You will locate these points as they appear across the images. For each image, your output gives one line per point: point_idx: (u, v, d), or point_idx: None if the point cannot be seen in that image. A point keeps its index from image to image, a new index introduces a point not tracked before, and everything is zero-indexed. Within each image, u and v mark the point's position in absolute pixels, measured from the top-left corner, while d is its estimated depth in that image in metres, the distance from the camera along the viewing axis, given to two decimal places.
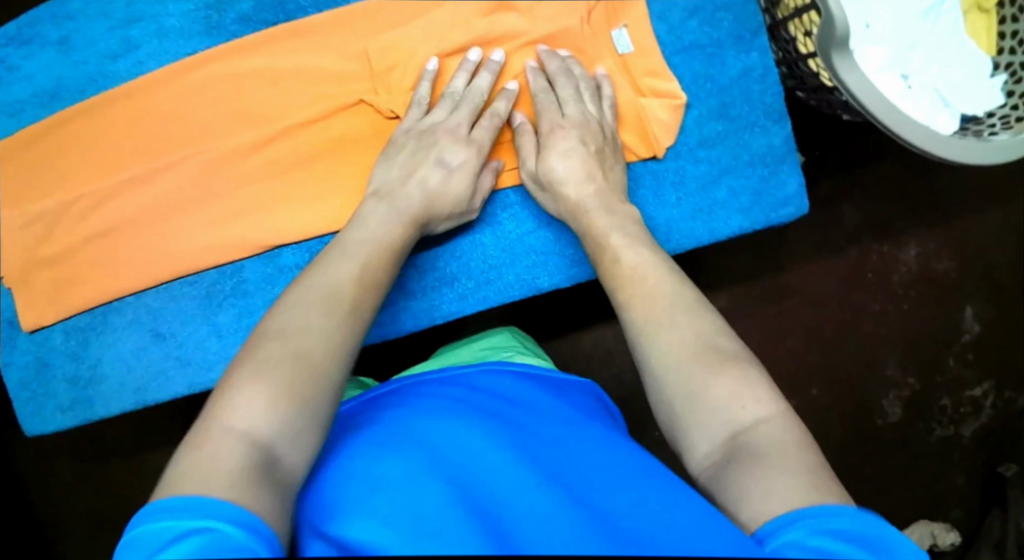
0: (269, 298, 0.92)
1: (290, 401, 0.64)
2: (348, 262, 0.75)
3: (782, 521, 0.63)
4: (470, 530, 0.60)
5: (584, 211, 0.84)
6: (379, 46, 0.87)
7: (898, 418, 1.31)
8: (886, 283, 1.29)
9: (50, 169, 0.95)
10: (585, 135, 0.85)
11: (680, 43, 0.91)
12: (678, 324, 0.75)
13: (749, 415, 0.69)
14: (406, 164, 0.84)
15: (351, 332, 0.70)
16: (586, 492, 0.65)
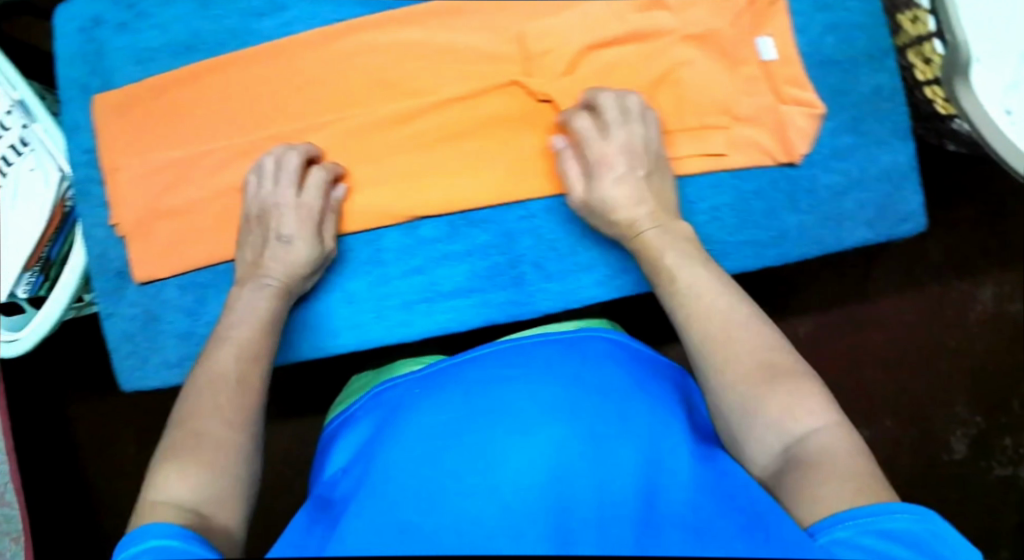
0: (405, 268, 0.91)
1: (196, 467, 0.71)
2: (224, 346, 0.81)
3: (829, 522, 0.65)
4: (517, 528, 0.64)
5: (639, 232, 0.85)
6: (536, 30, 0.89)
7: (964, 455, 1.32)
8: (962, 321, 1.32)
9: (182, 121, 0.96)
10: (634, 161, 0.86)
11: (818, 57, 0.93)
12: (736, 339, 0.76)
13: (803, 426, 0.71)
14: (257, 247, 0.88)
15: (239, 401, 0.77)
16: (646, 487, 0.68)
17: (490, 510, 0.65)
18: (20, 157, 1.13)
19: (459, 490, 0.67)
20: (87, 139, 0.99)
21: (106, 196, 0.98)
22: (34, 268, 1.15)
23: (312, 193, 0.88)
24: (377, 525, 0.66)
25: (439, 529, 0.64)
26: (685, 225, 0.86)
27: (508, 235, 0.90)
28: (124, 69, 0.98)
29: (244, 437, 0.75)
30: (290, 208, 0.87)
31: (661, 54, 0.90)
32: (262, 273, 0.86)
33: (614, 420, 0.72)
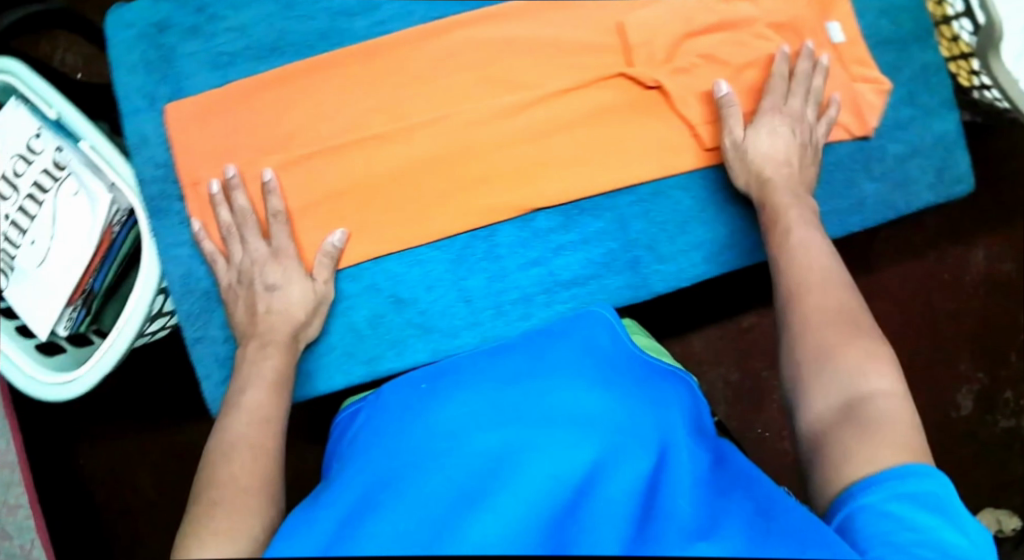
0: (523, 261, 0.92)
1: (218, 533, 0.68)
2: (244, 413, 0.79)
3: (864, 485, 0.66)
4: (520, 534, 0.64)
5: (770, 185, 0.88)
6: (637, 21, 0.92)
7: (970, 410, 1.35)
8: (959, 283, 1.36)
9: (273, 126, 0.93)
10: (798, 128, 0.90)
11: (876, 39, 1.02)
12: (817, 298, 0.78)
13: (871, 385, 0.71)
14: (248, 303, 0.89)
15: (263, 468, 0.75)
16: (675, 491, 0.69)
17: (511, 502, 0.66)
18: (57, 180, 1.06)
19: (480, 479, 0.68)
20: (160, 152, 0.94)
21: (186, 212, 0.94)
22: (77, 302, 1.08)
23: (281, 235, 0.90)
24: (392, 506, 0.66)
25: (453, 509, 0.65)
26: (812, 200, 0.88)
27: (617, 224, 0.92)
28: (200, 77, 0.95)
29: (263, 504, 0.72)
30: (265, 257, 0.89)
31: (748, 41, 0.95)
32: (263, 327, 0.87)
33: (642, 423, 0.74)
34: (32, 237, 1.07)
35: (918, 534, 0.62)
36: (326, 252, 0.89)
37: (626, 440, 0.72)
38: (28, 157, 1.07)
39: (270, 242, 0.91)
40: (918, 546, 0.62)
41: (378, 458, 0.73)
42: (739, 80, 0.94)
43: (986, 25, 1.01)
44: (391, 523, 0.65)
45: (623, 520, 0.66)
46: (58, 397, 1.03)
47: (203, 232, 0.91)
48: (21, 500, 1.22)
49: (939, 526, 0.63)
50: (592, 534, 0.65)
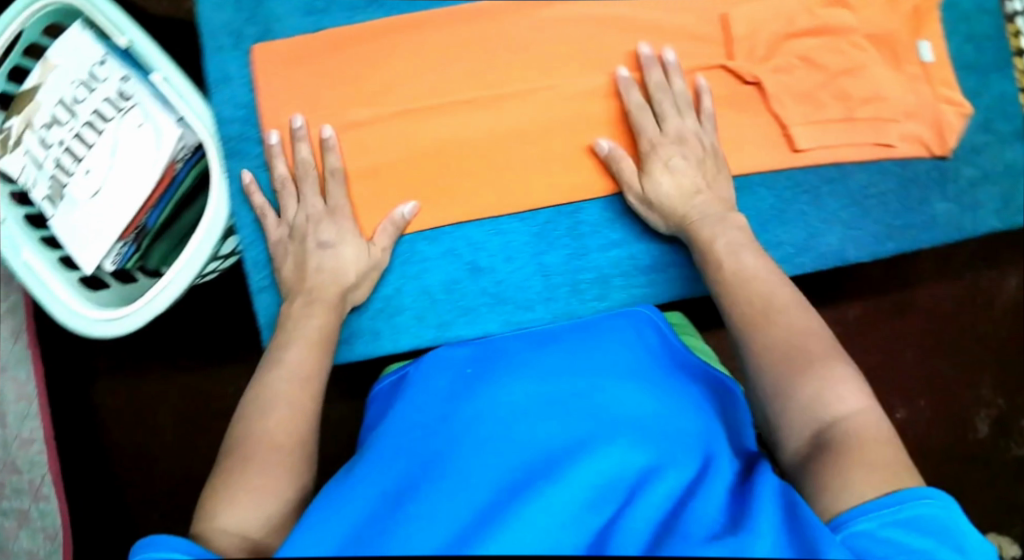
0: (604, 241, 0.92)
1: (245, 493, 0.70)
2: (284, 372, 0.79)
3: (852, 512, 0.65)
4: (538, 535, 0.67)
5: (691, 221, 0.86)
6: (741, 15, 0.92)
7: (985, 434, 1.42)
8: (990, 308, 1.43)
9: (364, 77, 0.91)
10: (687, 151, 0.88)
11: (960, 62, 1.03)
12: (761, 336, 0.77)
13: (832, 411, 0.71)
14: (297, 259, 0.88)
15: (297, 430, 0.75)
16: (712, 490, 0.70)
17: (538, 504, 0.68)
18: (119, 111, 1.04)
19: (516, 479, 0.71)
20: (241, 93, 0.92)
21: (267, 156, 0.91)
22: (129, 237, 1.06)
23: (337, 189, 0.89)
24: (427, 500, 0.70)
25: (486, 507, 0.69)
26: (740, 217, 0.87)
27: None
28: (292, 21, 0.92)
29: (292, 467, 0.73)
30: (320, 215, 0.88)
31: (843, 49, 0.95)
32: (314, 291, 0.86)
33: (684, 432, 0.75)
34: (87, 167, 1.04)
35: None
36: (394, 221, 0.89)
37: (666, 446, 0.73)
38: (90, 83, 1.04)
39: (325, 199, 0.89)
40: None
41: (419, 453, 0.75)
42: (833, 87, 0.95)
43: None
44: (413, 518, 0.68)
45: (655, 520, 0.68)
46: (104, 333, 1.01)
47: (251, 186, 0.90)
48: (36, 435, 1.24)
49: (937, 548, 0.63)
50: (623, 538, 0.66)
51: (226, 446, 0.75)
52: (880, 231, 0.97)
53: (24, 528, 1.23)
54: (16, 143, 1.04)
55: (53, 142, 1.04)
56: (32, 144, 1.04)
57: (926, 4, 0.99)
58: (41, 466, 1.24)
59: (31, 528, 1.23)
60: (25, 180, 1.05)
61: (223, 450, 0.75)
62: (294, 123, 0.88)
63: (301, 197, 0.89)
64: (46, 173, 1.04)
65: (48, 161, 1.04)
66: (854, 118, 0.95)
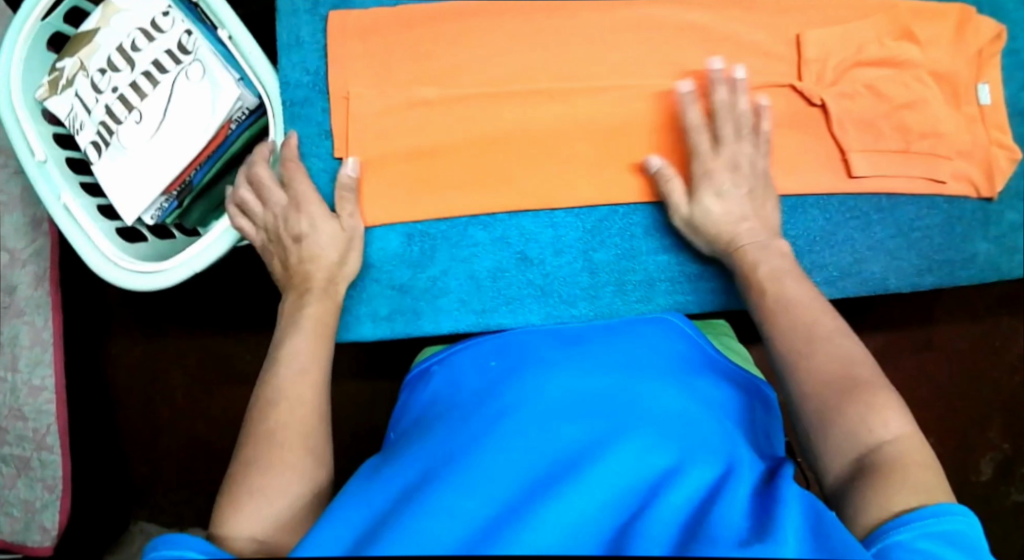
0: (656, 246, 0.92)
1: (256, 497, 0.70)
2: (291, 369, 0.80)
3: (895, 529, 0.65)
4: (559, 534, 0.66)
5: (734, 248, 0.87)
6: (814, 38, 0.93)
7: (988, 477, 1.44)
8: (1007, 353, 1.43)
9: (440, 56, 0.91)
10: (739, 176, 0.88)
11: (1017, 108, 1.04)
12: (813, 361, 0.77)
13: (881, 434, 0.71)
14: (283, 257, 0.89)
15: (302, 426, 0.76)
16: (736, 488, 0.69)
17: (560, 504, 0.67)
18: (180, 64, 1.02)
19: (540, 476, 0.70)
20: (312, 58, 0.91)
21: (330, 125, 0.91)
22: (172, 193, 1.04)
23: (294, 180, 0.88)
24: (450, 491, 0.69)
25: (508, 500, 0.68)
26: (784, 243, 0.87)
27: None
28: None
29: (300, 462, 0.74)
30: (287, 208, 0.88)
31: (907, 82, 0.96)
32: (320, 285, 0.86)
33: (706, 430, 0.75)
34: (138, 116, 1.03)
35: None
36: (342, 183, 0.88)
37: (687, 445, 0.73)
38: (152, 33, 1.03)
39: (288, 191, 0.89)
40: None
41: (446, 447, 0.75)
42: (894, 118, 0.95)
43: None
44: (431, 508, 0.68)
45: (677, 516, 0.67)
46: (141, 287, 0.99)
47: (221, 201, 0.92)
48: (47, 383, 1.20)
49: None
50: (645, 539, 0.65)
51: (236, 450, 0.76)
52: (922, 264, 0.98)
53: (22, 477, 1.21)
54: (68, 85, 1.03)
55: (106, 88, 1.03)
56: (83, 88, 1.03)
57: (990, 48, 1.01)
58: (49, 415, 1.20)
59: (29, 478, 1.20)
60: (72, 122, 1.03)
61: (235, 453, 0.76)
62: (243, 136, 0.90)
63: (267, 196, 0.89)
64: (94, 119, 1.03)
65: (98, 108, 1.03)
66: (910, 151, 0.96)
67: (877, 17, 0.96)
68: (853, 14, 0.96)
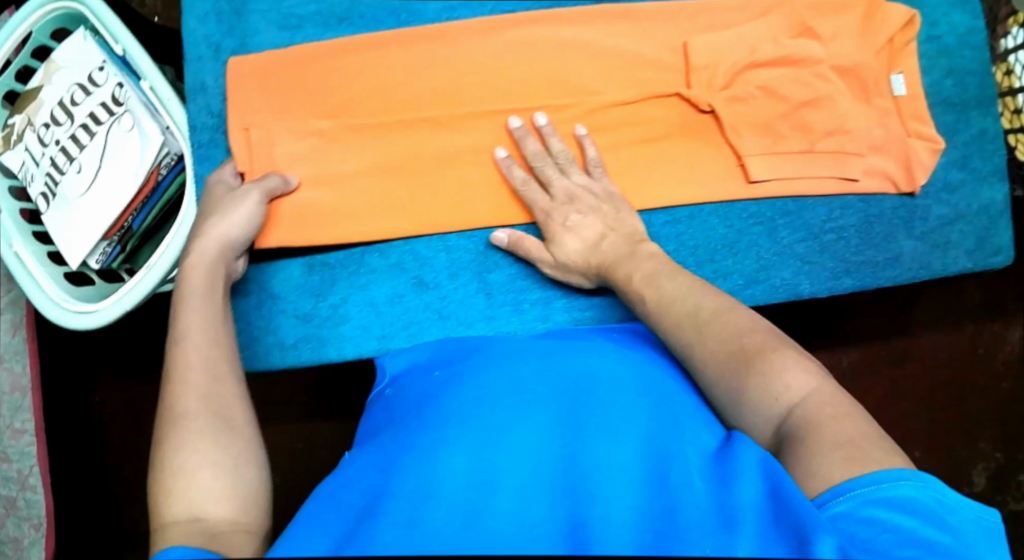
0: None
1: (182, 473, 0.66)
2: (183, 340, 0.76)
3: (832, 494, 0.63)
4: (522, 527, 0.63)
5: (609, 271, 0.89)
6: (702, 44, 0.93)
7: (981, 488, 1.37)
8: (991, 360, 1.38)
9: (330, 90, 0.94)
10: (580, 208, 0.90)
11: (938, 97, 1.01)
12: (699, 342, 0.77)
13: (786, 398, 0.71)
14: None
15: (202, 390, 0.72)
16: (681, 455, 0.67)
17: (518, 496, 0.65)
18: (113, 115, 1.07)
19: (497, 465, 0.67)
20: (215, 102, 0.95)
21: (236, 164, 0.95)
22: (113, 238, 1.10)
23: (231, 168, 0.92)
24: (399, 509, 0.64)
25: (455, 507, 0.64)
26: (652, 245, 0.88)
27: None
28: (267, 35, 0.95)
29: (212, 425, 0.70)
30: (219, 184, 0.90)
31: (808, 79, 0.95)
32: (199, 247, 0.84)
33: (641, 400, 0.73)
34: (78, 167, 1.08)
35: (904, 538, 0.61)
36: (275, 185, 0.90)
37: (622, 411, 0.70)
38: (88, 87, 1.08)
39: None
40: (901, 548, 0.60)
41: (396, 452, 0.72)
42: (793, 118, 0.94)
43: None
44: (386, 508, 0.65)
45: (631, 486, 0.65)
46: (91, 325, 1.04)
47: None
48: (27, 426, 1.27)
49: (921, 526, 0.61)
50: (611, 521, 0.62)
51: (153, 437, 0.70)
52: (839, 267, 0.96)
53: (11, 516, 1.27)
54: (17, 140, 1.10)
55: (50, 141, 1.09)
56: (31, 142, 1.09)
57: (902, 36, 0.98)
58: (30, 458, 1.27)
59: (17, 517, 1.27)
60: (24, 175, 1.10)
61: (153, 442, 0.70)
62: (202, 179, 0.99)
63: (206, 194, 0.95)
64: (41, 170, 1.09)
65: (44, 160, 1.09)
66: (814, 151, 0.95)
67: (772, 15, 0.95)
68: (745, 16, 0.95)
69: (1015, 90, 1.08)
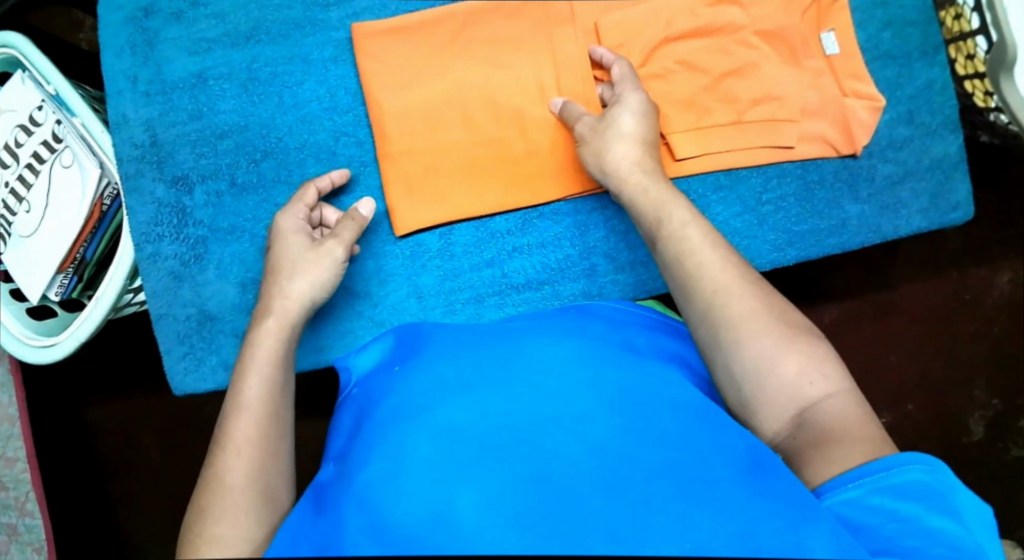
0: (477, 260, 0.94)
1: (214, 545, 0.65)
2: (242, 414, 0.73)
3: (841, 481, 0.65)
4: (490, 512, 0.60)
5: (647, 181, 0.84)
6: (612, 24, 0.93)
7: (981, 436, 1.33)
8: (981, 306, 1.33)
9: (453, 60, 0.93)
10: (631, 112, 0.87)
11: (877, 52, 0.96)
12: (738, 300, 0.73)
13: (814, 392, 0.69)
14: (281, 278, 0.85)
15: (251, 467, 0.69)
16: (657, 458, 0.63)
17: (481, 477, 0.62)
18: (55, 152, 1.09)
19: (461, 445, 0.63)
20: (137, 132, 0.95)
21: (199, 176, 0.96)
22: (68, 270, 1.11)
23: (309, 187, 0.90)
24: (368, 498, 0.62)
25: (421, 532, 0.59)
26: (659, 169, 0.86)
27: (559, 236, 0.94)
28: (180, 62, 0.96)
29: (257, 502, 0.68)
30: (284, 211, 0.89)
31: (727, 48, 0.93)
32: (279, 308, 0.82)
33: (616, 393, 0.68)
34: (28, 206, 1.09)
35: (907, 524, 0.61)
36: (352, 213, 0.89)
37: (599, 414, 0.66)
38: (30, 127, 1.09)
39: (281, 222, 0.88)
40: (906, 537, 0.60)
41: (356, 440, 0.70)
42: (718, 90, 0.93)
43: (998, 42, 0.94)
44: (347, 504, 0.63)
45: (602, 498, 0.60)
46: (55, 356, 1.06)
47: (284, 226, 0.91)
48: (20, 454, 1.22)
49: (926, 513, 0.61)
50: (581, 505, 0.60)
51: (192, 504, 0.69)
52: (781, 239, 0.94)
53: (13, 543, 1.21)
54: None
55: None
56: None
57: None
58: (25, 483, 1.22)
59: (19, 543, 1.21)
60: None
61: (188, 512, 0.69)
62: (255, 172, 0.96)
63: (288, 232, 0.88)
64: None
65: None
66: (743, 121, 0.92)
67: None
68: None
69: (970, 34, 1.02)
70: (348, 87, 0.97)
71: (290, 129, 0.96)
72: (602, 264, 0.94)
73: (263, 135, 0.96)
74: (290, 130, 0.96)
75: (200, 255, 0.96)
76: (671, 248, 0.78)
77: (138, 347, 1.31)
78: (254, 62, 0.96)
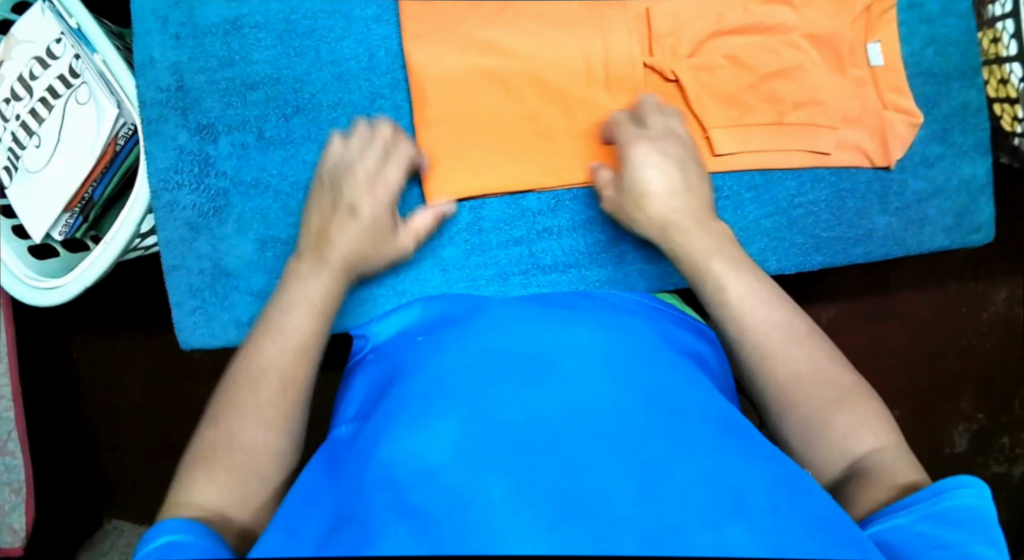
0: (505, 238, 0.93)
1: (221, 469, 0.68)
2: (278, 348, 0.77)
3: (889, 511, 0.64)
4: (519, 507, 0.57)
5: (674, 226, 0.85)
6: (663, 11, 0.92)
7: (963, 449, 1.36)
8: (975, 320, 1.35)
9: (501, 30, 0.92)
10: (668, 154, 0.87)
11: (918, 67, 0.96)
12: (791, 353, 0.75)
13: (860, 445, 0.69)
14: (336, 224, 0.85)
15: (276, 402, 0.73)
16: (694, 463, 0.61)
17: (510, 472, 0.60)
18: (71, 88, 1.06)
19: (489, 439, 0.62)
20: (163, 76, 0.92)
21: (227, 126, 0.93)
22: (75, 210, 1.08)
23: (394, 166, 0.88)
24: (390, 486, 0.60)
25: (449, 520, 0.57)
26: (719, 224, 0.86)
27: (589, 221, 0.94)
28: (215, 7, 0.93)
29: (271, 440, 0.71)
30: (362, 181, 0.86)
31: (773, 48, 0.93)
32: (332, 261, 0.84)
33: (645, 395, 0.66)
34: (38, 141, 1.06)
35: (953, 551, 0.60)
36: (440, 213, 0.89)
37: (632, 409, 0.64)
38: (46, 60, 1.06)
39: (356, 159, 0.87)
40: None
41: (376, 421, 0.67)
42: (762, 89, 0.93)
43: None
44: (370, 486, 0.61)
45: (637, 500, 0.58)
46: (55, 300, 1.03)
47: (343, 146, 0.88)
48: None
49: (970, 539, 0.60)
50: (612, 503, 0.58)
51: (214, 410, 0.73)
52: (808, 243, 0.94)
53: None
54: None
55: (10, 116, 1.07)
56: None
57: (880, 4, 0.94)
58: None
59: None
60: None
61: (208, 417, 0.72)
62: (285, 129, 0.94)
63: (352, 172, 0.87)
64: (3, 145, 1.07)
65: (5, 133, 1.07)
66: (784, 123, 0.93)
67: None
68: None
69: (1007, 59, 1.02)
70: (388, 49, 0.94)
71: (324, 86, 0.94)
72: (631, 253, 0.94)
73: (296, 89, 0.93)
74: (325, 88, 0.94)
75: (220, 208, 0.93)
76: (715, 298, 0.80)
77: (126, 285, 1.28)
78: (292, 14, 0.94)
